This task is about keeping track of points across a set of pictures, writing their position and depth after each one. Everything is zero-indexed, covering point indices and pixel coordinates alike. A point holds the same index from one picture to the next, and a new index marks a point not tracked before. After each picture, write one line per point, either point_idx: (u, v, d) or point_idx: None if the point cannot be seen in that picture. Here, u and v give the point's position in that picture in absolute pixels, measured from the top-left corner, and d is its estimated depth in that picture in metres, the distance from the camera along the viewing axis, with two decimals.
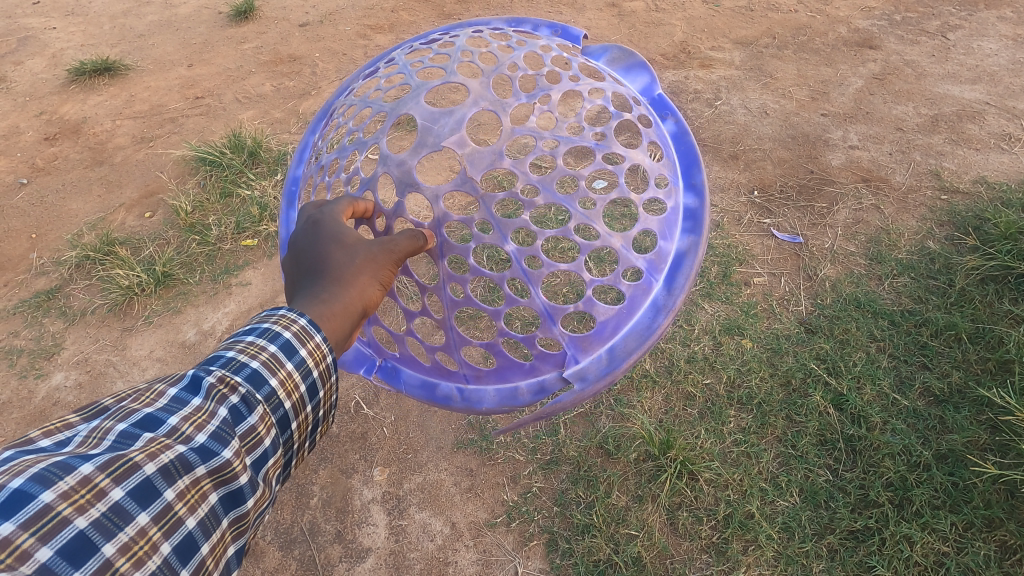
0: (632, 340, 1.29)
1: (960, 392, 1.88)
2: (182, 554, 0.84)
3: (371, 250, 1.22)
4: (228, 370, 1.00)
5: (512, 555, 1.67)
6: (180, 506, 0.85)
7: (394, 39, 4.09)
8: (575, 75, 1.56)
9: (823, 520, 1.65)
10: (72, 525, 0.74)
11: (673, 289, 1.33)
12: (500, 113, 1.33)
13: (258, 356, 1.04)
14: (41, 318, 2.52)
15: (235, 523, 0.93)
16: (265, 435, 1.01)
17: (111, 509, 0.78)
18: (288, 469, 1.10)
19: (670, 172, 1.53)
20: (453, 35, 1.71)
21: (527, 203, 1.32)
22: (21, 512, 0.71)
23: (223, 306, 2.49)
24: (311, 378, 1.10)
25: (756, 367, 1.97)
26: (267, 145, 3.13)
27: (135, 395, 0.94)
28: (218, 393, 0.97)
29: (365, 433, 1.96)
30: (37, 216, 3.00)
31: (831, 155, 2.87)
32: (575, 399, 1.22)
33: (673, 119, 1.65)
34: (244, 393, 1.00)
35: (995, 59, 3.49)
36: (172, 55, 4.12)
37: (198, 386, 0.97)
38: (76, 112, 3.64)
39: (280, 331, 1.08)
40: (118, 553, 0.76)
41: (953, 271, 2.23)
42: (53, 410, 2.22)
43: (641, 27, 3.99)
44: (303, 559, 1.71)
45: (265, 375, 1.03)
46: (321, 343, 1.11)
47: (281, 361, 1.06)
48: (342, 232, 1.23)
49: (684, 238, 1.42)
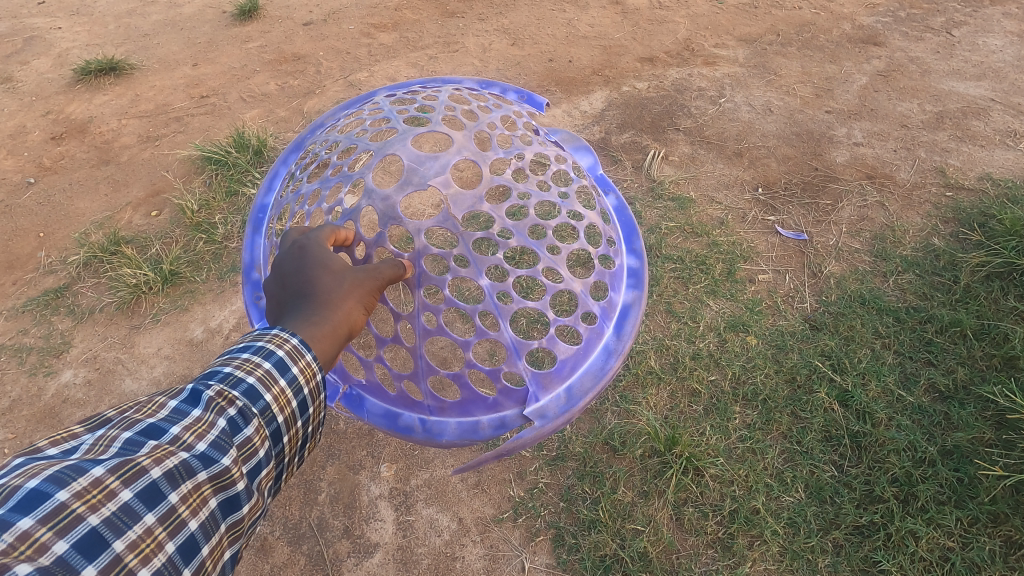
0: (588, 380, 1.37)
1: (965, 388, 1.89)
2: (185, 554, 0.85)
3: (355, 277, 1.24)
4: (226, 384, 1.02)
5: (519, 550, 1.68)
6: (184, 509, 0.86)
7: (397, 38, 4.10)
8: (543, 141, 1.68)
9: (828, 515, 1.66)
10: (85, 521, 0.76)
11: (622, 335, 1.44)
12: (481, 163, 1.39)
13: (254, 372, 1.06)
14: (50, 316, 2.54)
15: (232, 528, 0.94)
16: (260, 446, 1.02)
17: (120, 508, 0.80)
18: (279, 482, 1.11)
19: (613, 235, 1.66)
20: (436, 89, 1.80)
21: (501, 244, 1.38)
22: (39, 508, 0.73)
23: (229, 304, 2.51)
24: (302, 395, 1.12)
25: (761, 363, 1.98)
26: (271, 145, 3.16)
27: (137, 407, 0.96)
28: (217, 405, 0.99)
29: (370, 430, 1.97)
30: (45, 215, 3.02)
31: (836, 152, 2.87)
32: (537, 435, 1.26)
33: (615, 194, 1.78)
34: (241, 406, 1.01)
35: (1001, 55, 3.48)
36: (176, 54, 4.13)
37: (199, 398, 0.98)
38: (82, 112, 3.66)
39: (275, 349, 1.10)
40: (127, 549, 0.78)
41: (958, 267, 2.23)
42: (63, 407, 2.24)
43: (644, 25, 3.99)
44: (312, 555, 1.73)
45: (260, 390, 1.05)
46: (311, 362, 1.12)
47: (275, 377, 1.08)
48: (329, 258, 1.26)
49: (628, 292, 1.54)
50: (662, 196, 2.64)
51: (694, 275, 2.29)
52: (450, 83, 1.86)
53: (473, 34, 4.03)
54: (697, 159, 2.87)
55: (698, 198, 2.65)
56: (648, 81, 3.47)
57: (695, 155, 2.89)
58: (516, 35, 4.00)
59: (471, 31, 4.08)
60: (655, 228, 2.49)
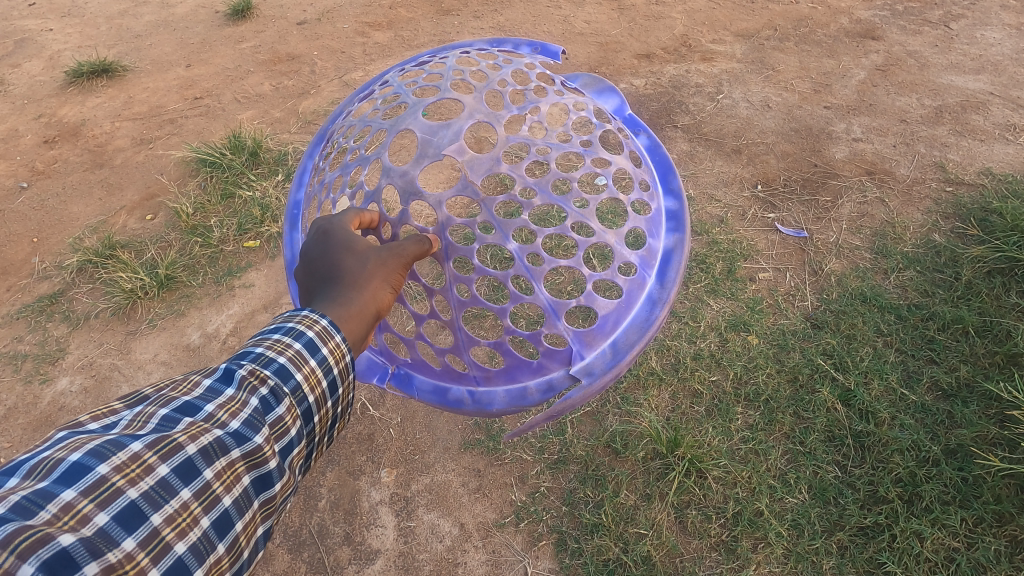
0: (634, 333, 1.33)
1: (968, 386, 1.88)
2: (220, 529, 0.86)
3: (377, 254, 1.21)
4: (258, 365, 1.02)
5: (521, 555, 1.67)
6: (218, 484, 0.87)
7: (393, 37, 4.07)
8: (559, 91, 1.65)
9: (832, 516, 1.65)
10: (125, 494, 0.78)
11: (665, 284, 1.40)
12: (495, 124, 1.37)
13: (284, 352, 1.05)
14: (45, 322, 2.52)
15: (264, 505, 0.94)
16: (291, 425, 1.02)
17: (158, 483, 0.81)
18: (309, 461, 1.10)
19: (649, 177, 1.62)
20: (444, 58, 1.74)
21: (525, 206, 1.35)
22: (81, 480, 0.76)
23: (226, 309, 2.48)
24: (332, 375, 1.11)
25: (763, 363, 1.97)
26: (266, 145, 3.13)
27: (172, 385, 0.97)
28: (249, 384, 0.99)
29: (371, 434, 1.96)
30: (38, 220, 2.99)
31: (835, 148, 2.86)
32: (585, 394, 1.23)
33: (646, 134, 1.74)
34: (273, 385, 1.01)
35: (999, 48, 3.47)
36: (169, 55, 4.09)
37: (231, 378, 0.99)
38: (75, 115, 3.62)
39: (304, 330, 1.10)
40: (165, 523, 0.80)
41: (959, 263, 2.22)
42: (60, 415, 2.22)
43: (641, 20, 3.97)
44: (313, 562, 1.72)
45: (291, 370, 1.05)
46: (341, 343, 1.12)
47: (305, 358, 1.07)
48: (353, 238, 1.24)
49: (669, 237, 1.50)
50: None
51: (694, 275, 2.29)
52: (458, 49, 1.81)
53: (469, 32, 4.00)
54: (695, 156, 2.85)
55: (697, 196, 2.64)
56: (645, 78, 3.45)
57: (694, 152, 2.88)
58: (512, 32, 3.98)
59: (467, 29, 4.05)
60: None
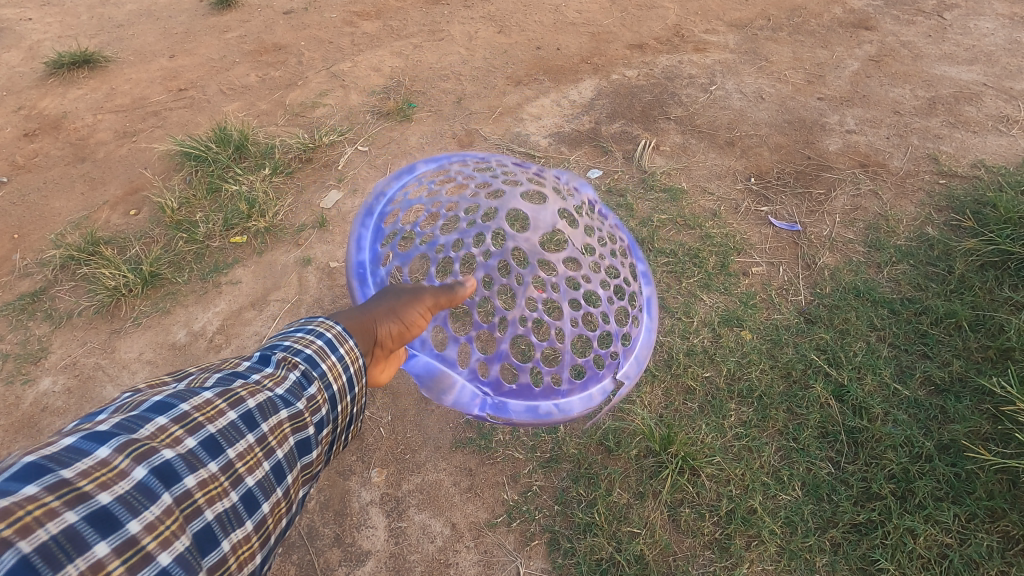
0: (645, 347, 1.70)
1: (961, 380, 1.87)
2: (247, 501, 0.99)
3: (439, 299, 1.54)
4: (289, 353, 1.19)
5: (514, 555, 1.65)
6: (243, 461, 1.00)
7: (381, 26, 4.00)
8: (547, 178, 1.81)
9: (826, 513, 1.63)
10: (163, 454, 0.91)
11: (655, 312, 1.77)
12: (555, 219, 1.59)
13: (310, 345, 1.23)
14: (26, 321, 2.45)
15: (305, 469, 1.14)
16: (317, 410, 1.17)
17: (191, 451, 0.94)
18: (330, 451, 1.24)
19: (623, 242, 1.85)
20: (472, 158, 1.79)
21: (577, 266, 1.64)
22: (114, 441, 0.88)
23: (212, 306, 2.44)
24: (349, 372, 1.27)
25: (756, 359, 1.96)
26: (253, 138, 3.08)
27: (215, 371, 1.14)
28: (284, 365, 1.17)
29: (361, 434, 1.94)
30: (18, 216, 2.92)
31: (828, 140, 2.84)
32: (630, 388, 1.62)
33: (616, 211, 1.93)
34: (303, 370, 1.18)
35: (992, 38, 3.45)
36: (153, 45, 4.00)
37: (268, 361, 1.17)
38: (55, 107, 3.54)
39: (323, 331, 1.28)
40: (198, 486, 0.93)
41: (952, 256, 2.21)
42: (41, 415, 2.15)
43: (633, 10, 3.92)
44: (302, 564, 1.69)
45: (317, 359, 1.22)
46: (355, 347, 1.31)
47: (327, 353, 1.24)
48: (421, 289, 1.53)
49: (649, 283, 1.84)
50: (653, 187, 2.64)
51: (686, 270, 2.27)
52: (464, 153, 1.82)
53: (459, 22, 3.95)
54: (688, 149, 2.85)
55: (690, 189, 2.63)
56: (637, 69, 3.42)
57: (686, 145, 2.87)
58: (503, 22, 3.93)
59: (457, 19, 4.00)
60: (647, 221, 2.49)
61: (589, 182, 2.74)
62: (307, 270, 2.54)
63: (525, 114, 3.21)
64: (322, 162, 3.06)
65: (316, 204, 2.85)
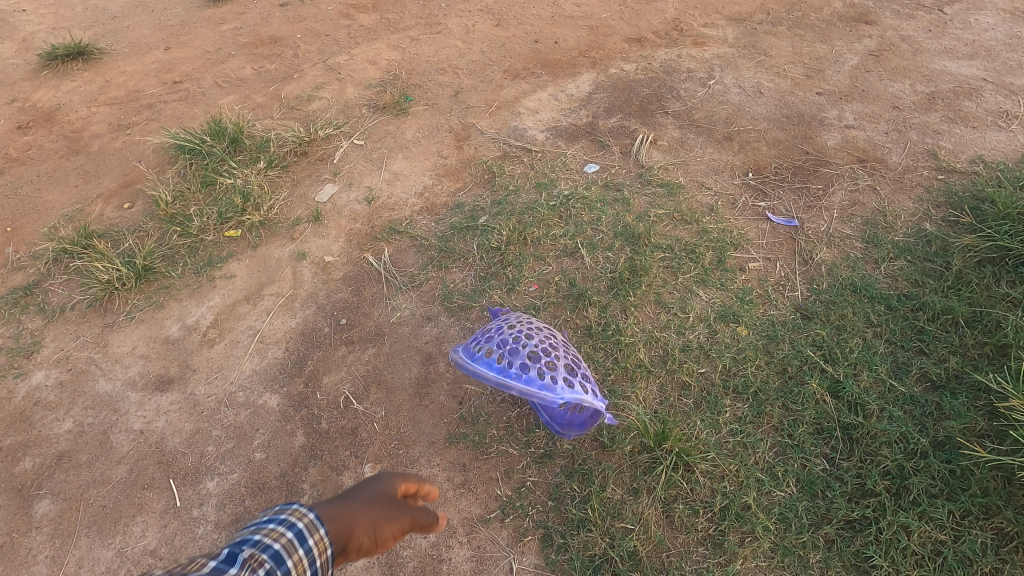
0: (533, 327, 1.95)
1: (957, 377, 1.86)
2: None
3: (417, 519, 1.32)
4: (257, 548, 0.94)
5: (507, 550, 1.64)
6: None
7: (378, 19, 3.98)
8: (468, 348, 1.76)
9: (820, 510, 1.62)
10: None
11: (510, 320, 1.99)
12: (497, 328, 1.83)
13: (279, 539, 0.98)
14: (19, 315, 2.43)
15: None
16: None
17: None
18: None
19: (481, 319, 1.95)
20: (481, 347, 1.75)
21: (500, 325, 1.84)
22: None
23: (207, 300, 2.43)
24: (314, 566, 1.02)
25: (752, 355, 1.95)
26: (249, 132, 3.06)
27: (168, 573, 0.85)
28: (252, 564, 0.91)
29: (355, 429, 1.94)
30: (11, 209, 2.89)
31: (827, 135, 2.82)
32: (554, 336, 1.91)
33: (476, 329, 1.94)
34: (269, 568, 0.93)
35: (993, 33, 3.42)
36: (147, 38, 3.97)
37: (234, 558, 0.90)
38: (49, 99, 3.51)
39: (296, 521, 1.03)
40: None
41: (950, 252, 2.19)
42: (33, 409, 2.13)
43: (632, 3, 3.89)
44: None
45: (285, 554, 0.96)
46: (324, 538, 1.06)
47: (296, 546, 0.99)
48: (402, 504, 1.30)
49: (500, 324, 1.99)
50: (650, 182, 2.63)
51: (683, 265, 2.26)
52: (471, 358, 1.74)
53: (457, 15, 3.93)
54: (686, 144, 2.84)
55: (688, 184, 2.63)
56: (636, 63, 3.40)
57: (684, 139, 2.86)
58: (501, 16, 3.90)
59: (454, 12, 3.98)
60: (643, 216, 2.48)
61: (586, 177, 2.72)
62: (301, 264, 2.52)
63: (522, 108, 3.19)
64: (317, 156, 3.04)
65: (311, 197, 2.83)
